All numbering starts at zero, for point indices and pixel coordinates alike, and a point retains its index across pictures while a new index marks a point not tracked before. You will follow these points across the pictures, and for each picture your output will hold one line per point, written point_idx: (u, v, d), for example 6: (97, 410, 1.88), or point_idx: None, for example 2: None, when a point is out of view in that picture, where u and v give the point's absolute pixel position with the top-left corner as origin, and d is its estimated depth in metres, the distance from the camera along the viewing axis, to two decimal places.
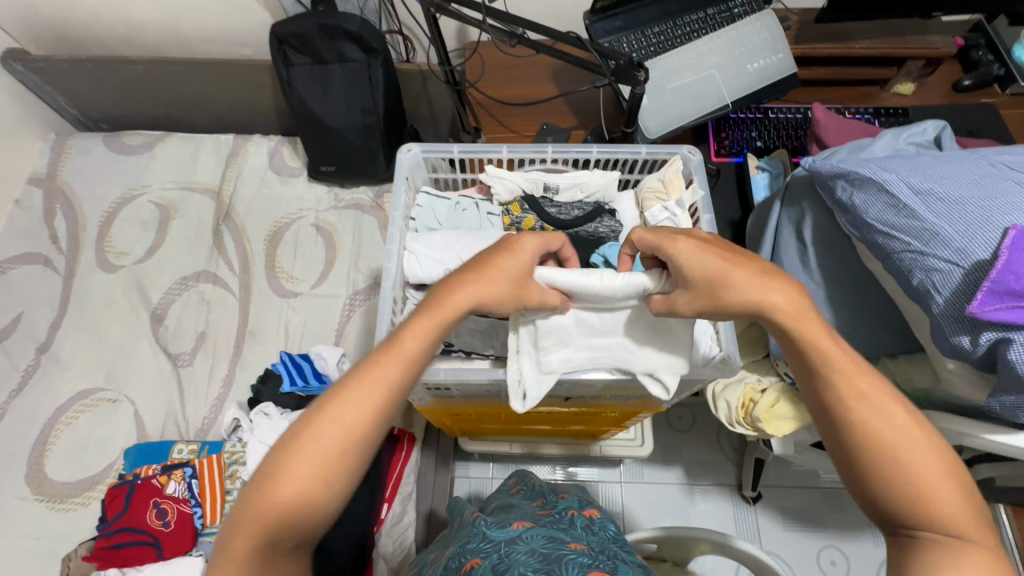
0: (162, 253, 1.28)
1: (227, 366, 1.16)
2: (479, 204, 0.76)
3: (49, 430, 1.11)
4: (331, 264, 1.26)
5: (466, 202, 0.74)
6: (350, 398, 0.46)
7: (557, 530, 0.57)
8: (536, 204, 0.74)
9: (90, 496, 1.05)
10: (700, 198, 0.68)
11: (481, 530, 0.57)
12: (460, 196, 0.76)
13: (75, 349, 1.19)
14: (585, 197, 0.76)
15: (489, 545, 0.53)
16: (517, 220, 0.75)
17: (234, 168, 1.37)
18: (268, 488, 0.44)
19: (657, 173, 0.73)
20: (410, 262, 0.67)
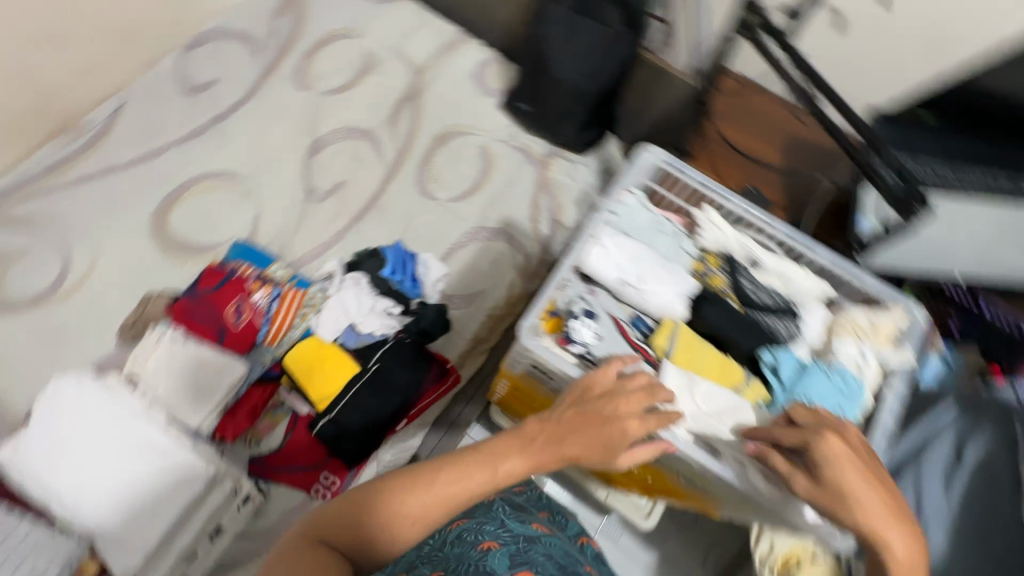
0: (347, 96, 1.34)
1: (346, 222, 1.22)
2: (677, 234, 0.77)
3: (188, 189, 1.22)
4: (476, 190, 1.28)
5: (668, 228, 0.76)
6: (441, 475, 0.59)
7: (565, 547, 0.72)
8: (732, 268, 0.76)
9: (188, 259, 1.16)
10: (903, 363, 0.71)
11: (502, 520, 0.73)
12: (666, 218, 0.78)
13: (239, 134, 1.28)
14: (781, 289, 0.77)
15: (510, 535, 0.69)
16: (709, 272, 0.77)
17: (444, 58, 1.40)
18: (356, 507, 0.58)
19: (867, 312, 0.74)
20: (596, 253, 0.73)
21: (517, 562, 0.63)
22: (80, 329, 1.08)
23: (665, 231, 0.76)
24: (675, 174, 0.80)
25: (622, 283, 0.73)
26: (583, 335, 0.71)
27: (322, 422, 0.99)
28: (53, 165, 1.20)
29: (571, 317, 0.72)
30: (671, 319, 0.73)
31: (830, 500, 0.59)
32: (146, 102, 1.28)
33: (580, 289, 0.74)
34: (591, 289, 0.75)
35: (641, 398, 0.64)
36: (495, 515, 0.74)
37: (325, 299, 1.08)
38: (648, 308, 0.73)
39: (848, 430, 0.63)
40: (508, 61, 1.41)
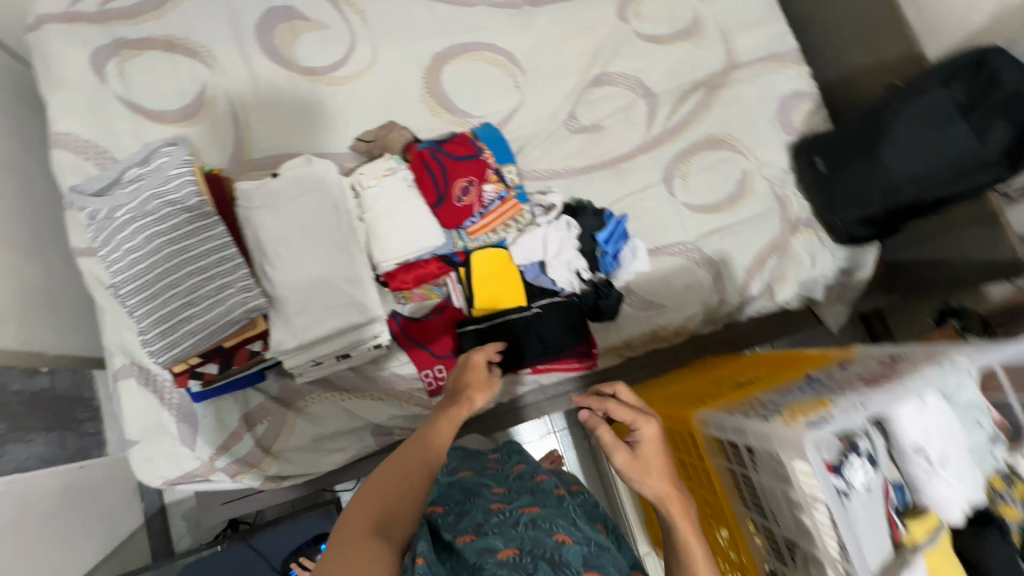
0: (654, 48, 1.26)
1: (583, 165, 1.19)
2: (993, 437, 0.62)
3: (471, 50, 1.22)
4: (713, 210, 1.19)
5: (989, 428, 0.61)
6: (436, 439, 0.70)
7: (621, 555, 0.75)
8: None
9: (439, 113, 1.18)
10: None
11: (575, 520, 0.74)
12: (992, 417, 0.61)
13: (542, 25, 1.25)
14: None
15: (581, 532, 0.70)
16: (1002, 494, 0.64)
17: (764, 66, 1.28)
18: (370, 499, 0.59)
19: None
20: (919, 412, 0.58)
21: (585, 556, 0.64)
22: (329, 120, 1.15)
23: (987, 427, 0.61)
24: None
25: (915, 452, 0.59)
26: (856, 476, 0.58)
27: (469, 327, 1.02)
28: None
29: (851, 451, 0.59)
30: (939, 519, 0.60)
31: (643, 463, 0.67)
32: None
33: (865, 428, 0.61)
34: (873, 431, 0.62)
35: (480, 368, 0.84)
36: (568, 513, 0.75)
37: (532, 224, 1.06)
38: (922, 494, 0.61)
39: (635, 420, 0.71)
40: (823, 106, 1.27)
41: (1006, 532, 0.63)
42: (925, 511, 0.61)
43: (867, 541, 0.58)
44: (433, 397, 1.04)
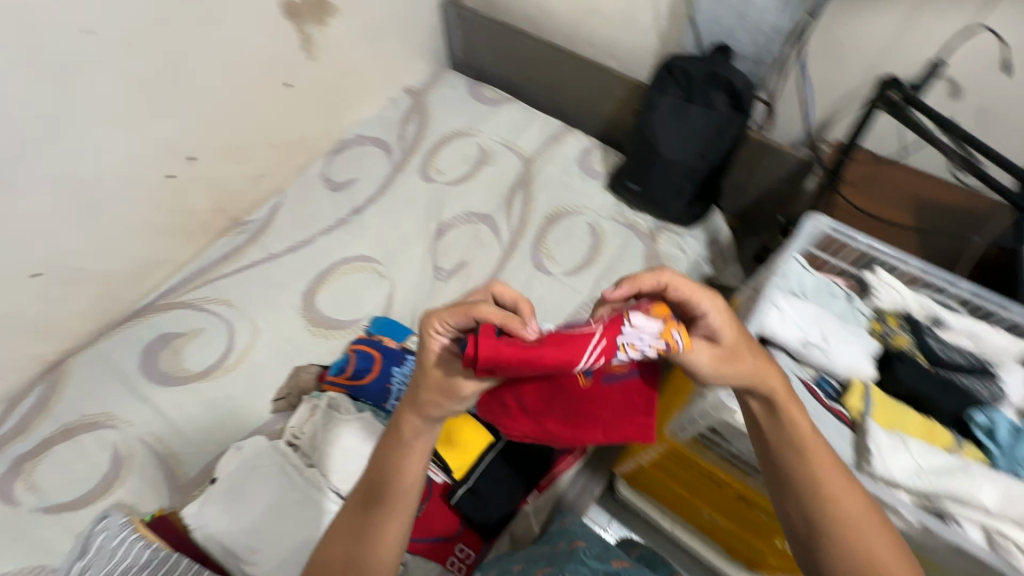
0: (465, 185, 1.50)
1: (469, 297, 1.32)
2: (848, 296, 0.85)
3: (331, 272, 1.37)
4: (587, 264, 1.35)
5: (840, 290, 0.84)
6: (394, 470, 0.63)
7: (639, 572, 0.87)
8: (916, 328, 0.81)
9: (333, 334, 1.28)
10: None
11: (584, 559, 0.86)
12: (834, 282, 0.85)
13: (374, 222, 1.45)
14: (972, 347, 0.80)
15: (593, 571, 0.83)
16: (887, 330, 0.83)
17: (550, 148, 1.55)
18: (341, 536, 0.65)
19: None
20: (778, 317, 0.78)
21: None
22: (242, 401, 1.21)
23: (837, 293, 0.84)
24: (844, 237, 0.88)
25: (808, 345, 0.79)
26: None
27: (461, 491, 1.01)
28: (224, 255, 1.40)
29: None
30: (859, 378, 0.78)
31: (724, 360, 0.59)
32: (299, 199, 1.49)
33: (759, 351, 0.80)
34: (770, 351, 0.81)
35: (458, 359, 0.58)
36: (578, 555, 0.87)
37: None
38: (836, 366, 0.79)
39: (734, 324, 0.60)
40: (609, 147, 1.54)
41: (914, 357, 0.79)
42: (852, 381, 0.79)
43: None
44: None
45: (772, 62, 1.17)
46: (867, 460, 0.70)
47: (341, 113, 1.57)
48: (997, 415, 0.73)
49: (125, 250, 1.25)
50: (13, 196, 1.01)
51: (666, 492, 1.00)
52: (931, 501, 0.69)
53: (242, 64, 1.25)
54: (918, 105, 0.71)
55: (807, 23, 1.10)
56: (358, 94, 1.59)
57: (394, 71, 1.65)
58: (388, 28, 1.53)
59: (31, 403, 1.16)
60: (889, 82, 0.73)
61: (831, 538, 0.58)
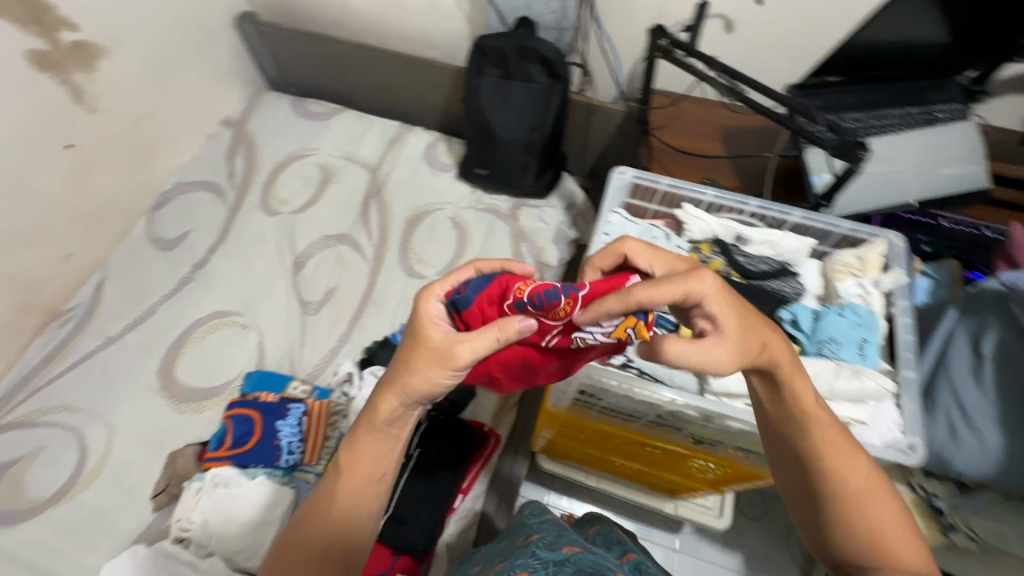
0: (314, 209, 1.42)
1: (346, 323, 1.26)
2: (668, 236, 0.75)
3: (186, 338, 1.24)
4: (458, 259, 1.34)
5: (661, 233, 0.73)
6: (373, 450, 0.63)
7: (603, 559, 0.75)
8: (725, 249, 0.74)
9: (205, 405, 1.16)
10: (902, 284, 0.69)
11: (534, 552, 0.76)
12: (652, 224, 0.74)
13: (223, 272, 1.33)
14: (774, 255, 0.75)
15: (539, 562, 0.72)
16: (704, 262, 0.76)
17: (393, 151, 1.51)
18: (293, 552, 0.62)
19: (854, 250, 0.73)
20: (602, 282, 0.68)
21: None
22: (115, 511, 1.06)
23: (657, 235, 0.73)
24: (649, 183, 0.76)
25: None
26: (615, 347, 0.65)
27: (384, 521, 0.99)
28: (48, 355, 1.20)
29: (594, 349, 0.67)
30: None
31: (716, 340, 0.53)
32: (126, 269, 1.32)
33: None
34: None
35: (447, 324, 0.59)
36: (529, 549, 0.78)
37: (349, 399, 1.09)
38: None
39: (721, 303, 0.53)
40: (452, 137, 1.53)
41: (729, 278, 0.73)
42: None
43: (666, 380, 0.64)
44: None
45: (573, 26, 1.21)
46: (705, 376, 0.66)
47: (151, 163, 1.40)
48: (799, 310, 0.70)
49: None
50: None
51: (579, 455, 1.03)
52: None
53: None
54: (682, 47, 0.75)
55: None
56: (165, 138, 1.42)
57: (202, 105, 1.49)
58: (178, 60, 1.38)
59: None
60: (656, 31, 0.77)
61: (847, 525, 0.56)
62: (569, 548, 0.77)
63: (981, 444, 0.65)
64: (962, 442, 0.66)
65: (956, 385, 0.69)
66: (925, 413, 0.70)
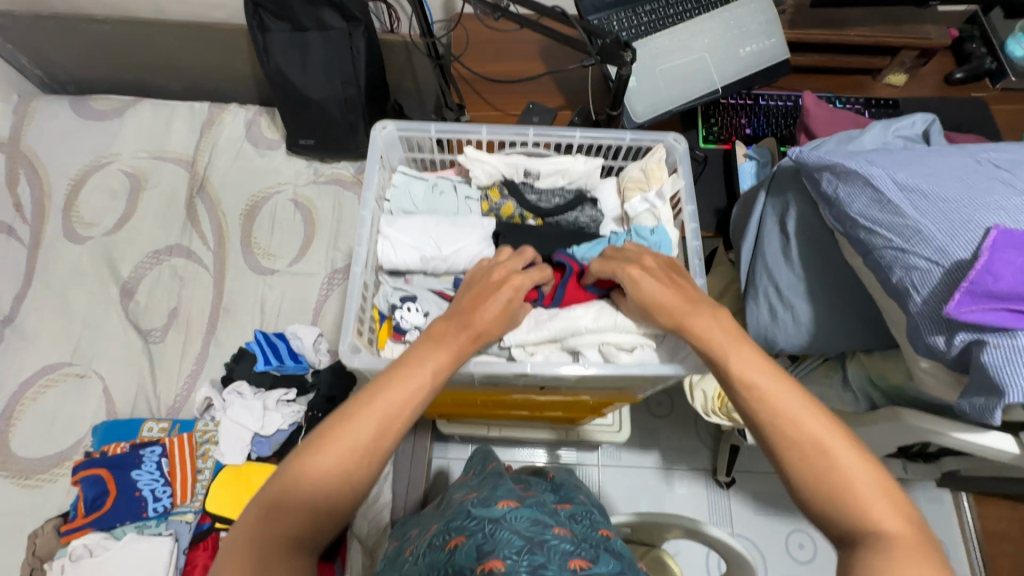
0: (132, 225, 1.24)
1: (200, 342, 1.14)
2: (458, 186, 0.74)
3: (14, 407, 1.08)
4: (309, 242, 1.23)
5: (446, 186, 0.73)
6: (434, 359, 0.51)
7: (540, 513, 0.62)
8: (514, 190, 0.74)
9: (57, 473, 1.03)
10: (682, 188, 0.68)
11: (466, 510, 0.60)
12: (438, 178, 0.74)
13: (40, 322, 1.15)
14: (566, 183, 0.75)
15: (475, 523, 0.56)
16: (496, 207, 0.74)
17: (209, 138, 1.32)
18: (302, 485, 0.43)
19: (639, 163, 0.72)
20: (385, 247, 0.67)
21: (486, 550, 0.51)
22: None
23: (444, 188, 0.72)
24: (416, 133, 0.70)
25: (427, 260, 0.68)
26: (410, 321, 0.65)
27: None
28: None
29: (396, 310, 0.67)
30: None
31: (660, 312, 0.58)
32: None
33: (389, 284, 0.69)
34: (405, 279, 0.70)
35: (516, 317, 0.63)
36: (463, 507, 0.62)
37: (215, 426, 1.00)
38: (463, 268, 0.70)
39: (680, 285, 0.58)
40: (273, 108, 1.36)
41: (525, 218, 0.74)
42: None
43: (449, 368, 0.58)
44: None
45: None
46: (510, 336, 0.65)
47: None
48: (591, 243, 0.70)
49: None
50: None
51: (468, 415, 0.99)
52: (564, 342, 0.66)
53: None
54: None
55: None
56: None
57: None
58: None
59: None
60: None
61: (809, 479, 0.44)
62: (504, 502, 0.61)
63: (795, 319, 0.67)
64: (778, 322, 0.68)
65: (769, 265, 0.70)
66: (750, 300, 0.72)
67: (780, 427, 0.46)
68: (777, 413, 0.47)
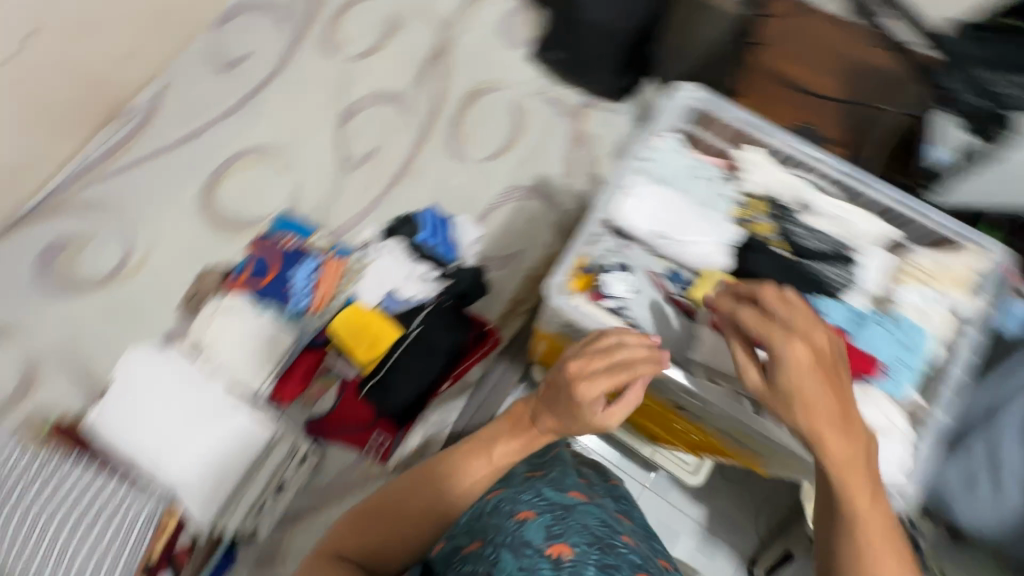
0: (374, 60, 1.32)
1: (380, 189, 1.23)
2: (716, 183, 0.83)
3: (233, 164, 1.26)
4: (507, 149, 1.24)
5: (708, 174, 0.82)
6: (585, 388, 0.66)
7: (606, 514, 0.71)
8: (780, 215, 0.80)
9: (236, 234, 1.20)
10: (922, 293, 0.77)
11: (538, 488, 0.73)
12: (705, 165, 0.83)
13: (274, 108, 1.30)
14: (832, 230, 0.80)
15: (545, 504, 0.69)
16: (754, 220, 0.81)
17: (470, 12, 1.35)
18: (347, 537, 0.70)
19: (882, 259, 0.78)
20: (634, 205, 0.80)
21: (554, 533, 0.65)
22: (145, 308, 1.16)
23: (709, 176, 0.82)
24: (714, 112, 0.83)
25: (657, 237, 0.80)
26: (617, 289, 0.76)
27: (368, 386, 1.02)
28: (108, 150, 1.25)
29: (604, 271, 0.78)
30: (712, 269, 0.79)
31: (779, 400, 0.63)
32: (185, 79, 1.31)
33: (610, 242, 0.80)
34: (626, 244, 0.81)
35: (629, 350, 0.67)
36: (533, 484, 0.74)
37: (364, 266, 1.11)
38: (685, 258, 0.80)
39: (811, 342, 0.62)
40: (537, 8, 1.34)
41: (770, 245, 0.80)
42: (704, 272, 0.79)
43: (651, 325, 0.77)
44: (386, 463, 1.05)
45: None
46: (691, 345, 0.76)
47: None
48: (831, 305, 0.76)
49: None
50: None
51: None
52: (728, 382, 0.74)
53: None
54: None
55: None
56: None
57: None
58: None
59: None
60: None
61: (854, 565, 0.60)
62: (573, 492, 0.72)
63: None
64: None
65: None
66: None
67: (848, 519, 0.61)
68: (851, 486, 0.60)
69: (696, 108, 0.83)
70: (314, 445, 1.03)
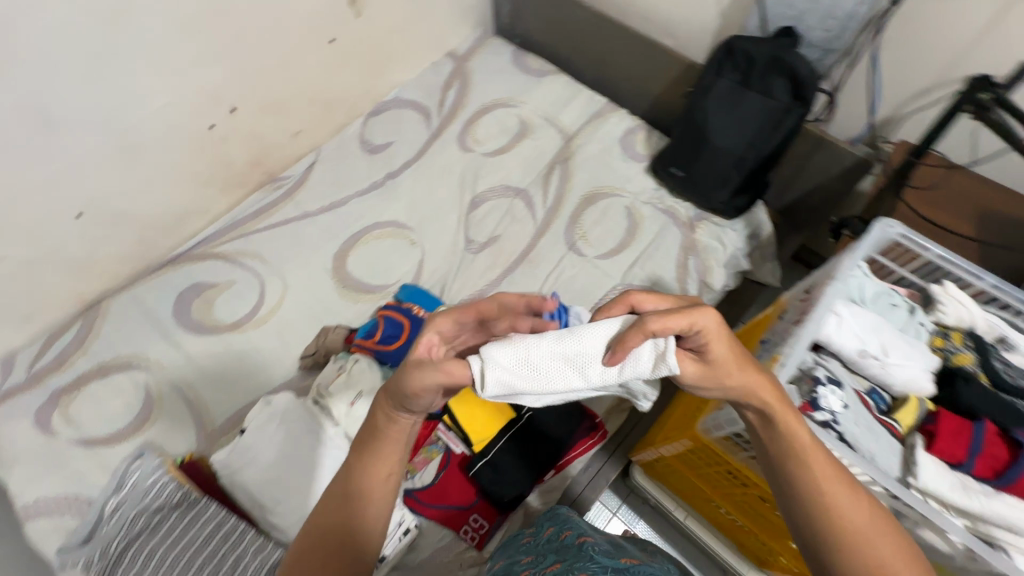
0: (503, 158, 1.46)
1: (499, 273, 1.30)
2: (910, 309, 0.81)
3: (362, 235, 1.36)
4: (621, 249, 1.31)
5: (899, 299, 0.80)
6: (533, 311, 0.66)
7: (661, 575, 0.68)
8: (980, 347, 0.77)
9: (361, 297, 1.28)
10: None
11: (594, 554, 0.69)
12: (896, 293, 0.81)
13: (410, 188, 1.42)
14: None
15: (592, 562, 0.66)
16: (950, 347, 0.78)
17: (593, 126, 1.49)
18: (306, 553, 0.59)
19: None
20: (839, 325, 0.75)
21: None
22: (270, 357, 1.23)
23: (900, 303, 0.80)
24: (914, 247, 0.84)
25: (864, 355, 0.75)
26: (832, 402, 0.70)
27: (478, 464, 1.03)
28: (259, 209, 1.39)
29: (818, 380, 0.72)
30: (916, 395, 0.75)
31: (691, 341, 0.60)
32: (335, 159, 1.46)
33: (812, 356, 0.77)
34: (821, 357, 0.77)
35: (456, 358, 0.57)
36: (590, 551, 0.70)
37: None
38: (889, 381, 0.75)
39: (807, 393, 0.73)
40: (653, 130, 1.49)
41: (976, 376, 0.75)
42: (905, 397, 0.75)
43: (881, 451, 0.69)
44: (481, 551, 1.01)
45: (843, 49, 1.14)
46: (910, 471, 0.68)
47: (380, 74, 1.52)
48: None
49: (147, 203, 1.24)
50: (60, 134, 1.02)
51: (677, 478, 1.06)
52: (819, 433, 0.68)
53: (287, 16, 1.21)
54: (1008, 106, 0.77)
55: (887, 13, 1.06)
56: (402, 55, 1.54)
57: (439, 34, 1.59)
58: None
59: (68, 341, 1.20)
60: (982, 82, 0.79)
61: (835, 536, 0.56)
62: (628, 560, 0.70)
63: None
64: None
65: None
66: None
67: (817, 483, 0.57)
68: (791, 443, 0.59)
69: (897, 239, 0.84)
70: (403, 538, 0.97)
